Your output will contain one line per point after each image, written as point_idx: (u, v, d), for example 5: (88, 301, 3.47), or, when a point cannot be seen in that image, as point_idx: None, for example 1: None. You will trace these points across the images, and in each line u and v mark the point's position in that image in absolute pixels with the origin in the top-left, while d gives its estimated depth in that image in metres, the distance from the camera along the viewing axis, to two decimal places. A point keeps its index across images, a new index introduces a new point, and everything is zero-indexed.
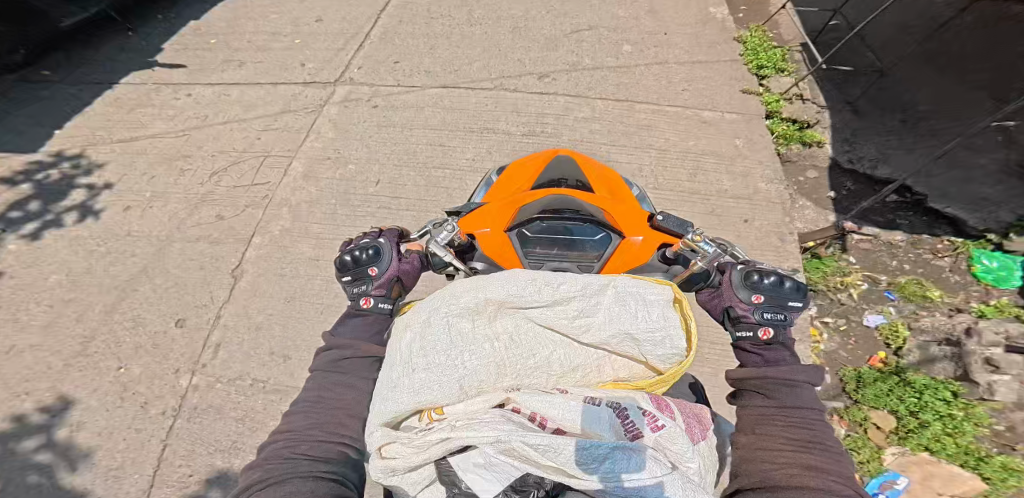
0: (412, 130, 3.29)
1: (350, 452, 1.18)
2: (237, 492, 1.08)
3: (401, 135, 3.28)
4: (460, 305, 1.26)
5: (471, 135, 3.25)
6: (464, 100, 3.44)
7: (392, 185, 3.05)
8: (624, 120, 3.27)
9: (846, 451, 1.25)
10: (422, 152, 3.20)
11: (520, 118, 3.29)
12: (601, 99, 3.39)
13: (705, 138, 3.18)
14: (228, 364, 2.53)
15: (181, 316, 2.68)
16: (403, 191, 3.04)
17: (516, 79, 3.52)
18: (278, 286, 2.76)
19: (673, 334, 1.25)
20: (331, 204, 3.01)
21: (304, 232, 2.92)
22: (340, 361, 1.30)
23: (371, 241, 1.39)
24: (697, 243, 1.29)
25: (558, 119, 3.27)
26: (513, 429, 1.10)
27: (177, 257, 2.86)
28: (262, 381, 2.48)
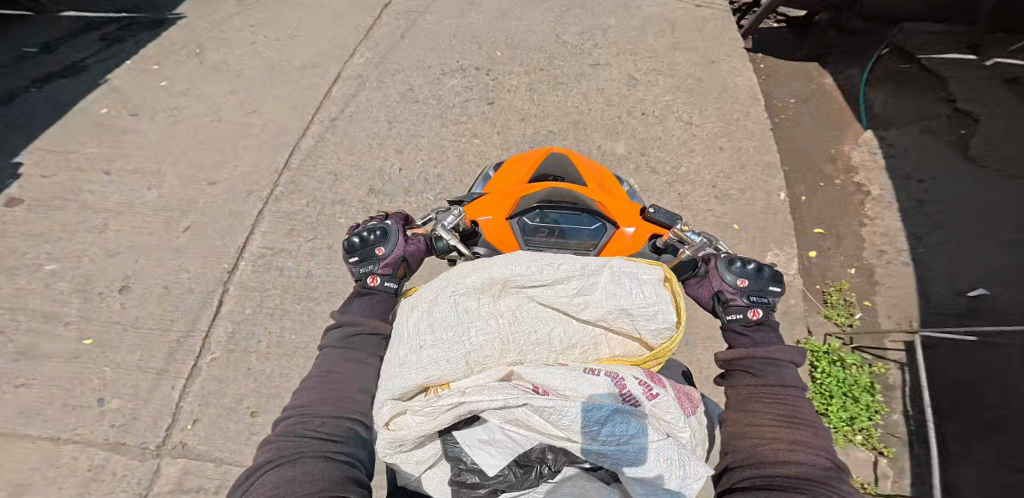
0: (413, 119, 3.42)
1: (358, 431, 1.30)
2: (253, 467, 1.20)
3: (403, 123, 3.40)
4: (466, 285, 1.35)
5: (470, 126, 3.38)
6: (464, 89, 3.56)
7: (395, 172, 3.19)
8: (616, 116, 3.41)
9: (826, 426, 1.32)
10: (423, 143, 3.34)
11: (516, 110, 3.43)
12: (594, 94, 3.52)
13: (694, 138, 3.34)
14: (236, 343, 2.68)
15: (189, 296, 2.79)
16: (405, 177, 3.19)
17: (514, 72, 3.64)
18: (284, 267, 2.89)
19: (665, 308, 1.33)
20: (336, 190, 3.14)
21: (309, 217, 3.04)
22: (350, 338, 1.40)
23: (379, 224, 1.47)
24: (686, 233, 1.45)
25: (552, 114, 3.41)
26: (519, 393, 1.18)
27: (183, 237, 2.96)
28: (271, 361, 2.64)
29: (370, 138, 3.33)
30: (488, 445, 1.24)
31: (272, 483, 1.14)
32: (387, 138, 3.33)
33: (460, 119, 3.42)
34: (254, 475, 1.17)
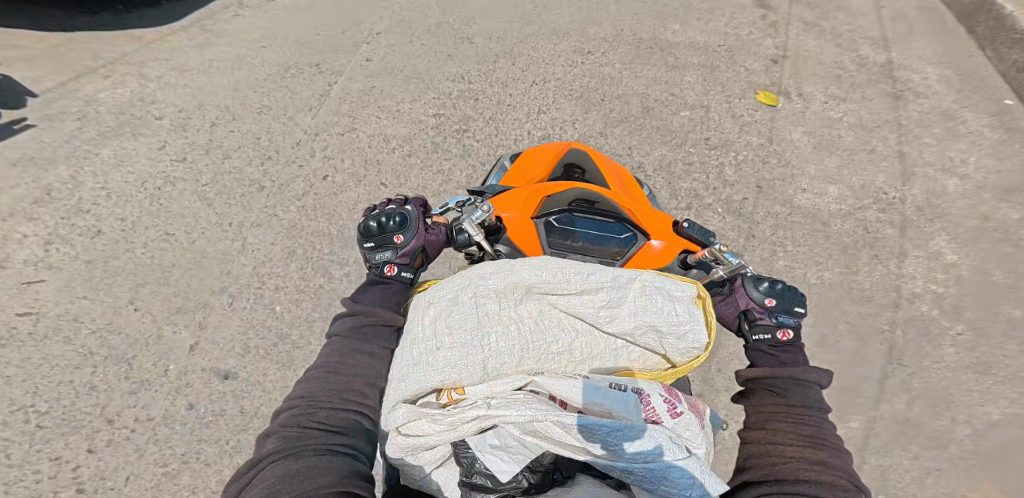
0: (364, 127, 3.41)
1: (367, 423, 1.23)
2: (252, 460, 1.12)
3: (355, 137, 3.36)
4: (488, 287, 1.30)
5: (421, 116, 3.47)
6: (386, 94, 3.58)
7: (371, 164, 3.26)
8: (536, 132, 3.46)
9: (847, 449, 1.28)
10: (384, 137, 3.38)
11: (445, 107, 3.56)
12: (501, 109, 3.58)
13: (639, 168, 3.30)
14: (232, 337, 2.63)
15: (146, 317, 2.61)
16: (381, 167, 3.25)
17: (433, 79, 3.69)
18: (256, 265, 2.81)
19: (696, 328, 1.26)
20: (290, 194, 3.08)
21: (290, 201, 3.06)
22: (363, 328, 1.34)
23: (397, 208, 1.40)
24: (724, 254, 1.32)
25: (479, 115, 3.53)
26: (546, 408, 1.13)
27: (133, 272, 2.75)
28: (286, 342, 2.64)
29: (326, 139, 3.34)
30: (501, 451, 1.20)
31: (273, 477, 1.06)
32: (329, 152, 3.28)
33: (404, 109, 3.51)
34: (254, 469, 1.09)
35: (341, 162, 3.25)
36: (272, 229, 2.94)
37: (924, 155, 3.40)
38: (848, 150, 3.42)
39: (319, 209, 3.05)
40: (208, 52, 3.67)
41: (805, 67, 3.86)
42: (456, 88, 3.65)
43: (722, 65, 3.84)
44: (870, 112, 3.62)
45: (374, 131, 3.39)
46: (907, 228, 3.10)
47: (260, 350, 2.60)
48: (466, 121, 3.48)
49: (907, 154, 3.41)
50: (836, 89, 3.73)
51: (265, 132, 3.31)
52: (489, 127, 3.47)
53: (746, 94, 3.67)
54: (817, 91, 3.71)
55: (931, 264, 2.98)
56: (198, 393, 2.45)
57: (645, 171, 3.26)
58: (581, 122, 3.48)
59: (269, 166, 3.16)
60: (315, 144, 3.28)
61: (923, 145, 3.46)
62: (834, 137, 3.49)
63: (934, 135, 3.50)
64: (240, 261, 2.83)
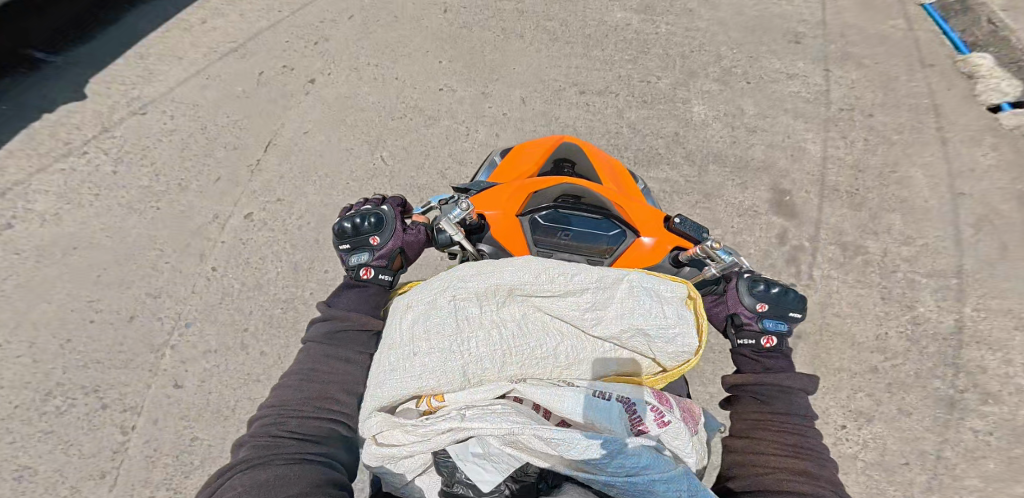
0: (358, 63, 2.85)
1: (343, 431, 1.18)
2: (221, 468, 1.07)
3: (348, 76, 2.81)
4: (468, 289, 1.24)
5: (426, 51, 2.90)
6: (387, 21, 2.97)
7: (364, 110, 2.73)
8: (565, 66, 2.88)
9: (833, 459, 1.27)
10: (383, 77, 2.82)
11: (457, 39, 2.95)
12: (527, 39, 2.96)
13: (682, 108, 2.78)
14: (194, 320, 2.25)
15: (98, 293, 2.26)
16: (373, 115, 2.72)
17: (446, 3, 3.05)
18: (223, 235, 2.41)
19: (685, 331, 1.20)
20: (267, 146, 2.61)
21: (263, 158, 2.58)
22: (337, 333, 1.28)
23: (373, 209, 1.34)
24: (715, 251, 1.24)
25: (497, 45, 2.93)
26: (523, 419, 1.08)
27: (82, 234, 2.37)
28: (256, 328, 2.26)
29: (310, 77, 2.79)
30: (482, 460, 1.13)
31: (241, 487, 1.01)
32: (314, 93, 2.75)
33: (408, 39, 2.93)
34: (220, 479, 1.04)
35: (324, 109, 2.72)
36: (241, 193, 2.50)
37: (965, 451, 2.10)
38: (934, 256, 2.42)
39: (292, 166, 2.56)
40: (46, 228, 2.37)
41: (846, 258, 2.42)
42: (476, 14, 3.03)
43: (756, 214, 2.52)
44: (922, 300, 2.33)
45: (368, 72, 2.83)
46: (916, 468, 2.10)
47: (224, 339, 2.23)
48: (482, 56, 2.90)
49: (951, 446, 2.11)
50: (918, 139, 2.67)
51: (109, 368, 2.16)
52: (507, 61, 2.88)
53: (807, 74, 2.88)
54: (900, 153, 2.65)
55: (1003, 280, 2.35)
56: (150, 432, 2.08)
57: (686, 116, 2.76)
58: (616, 55, 2.93)
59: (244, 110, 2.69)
60: (298, 84, 2.77)
61: (977, 417, 2.15)
62: (912, 110, 2.75)
63: (1000, 400, 2.17)
64: (108, 411, 2.09)
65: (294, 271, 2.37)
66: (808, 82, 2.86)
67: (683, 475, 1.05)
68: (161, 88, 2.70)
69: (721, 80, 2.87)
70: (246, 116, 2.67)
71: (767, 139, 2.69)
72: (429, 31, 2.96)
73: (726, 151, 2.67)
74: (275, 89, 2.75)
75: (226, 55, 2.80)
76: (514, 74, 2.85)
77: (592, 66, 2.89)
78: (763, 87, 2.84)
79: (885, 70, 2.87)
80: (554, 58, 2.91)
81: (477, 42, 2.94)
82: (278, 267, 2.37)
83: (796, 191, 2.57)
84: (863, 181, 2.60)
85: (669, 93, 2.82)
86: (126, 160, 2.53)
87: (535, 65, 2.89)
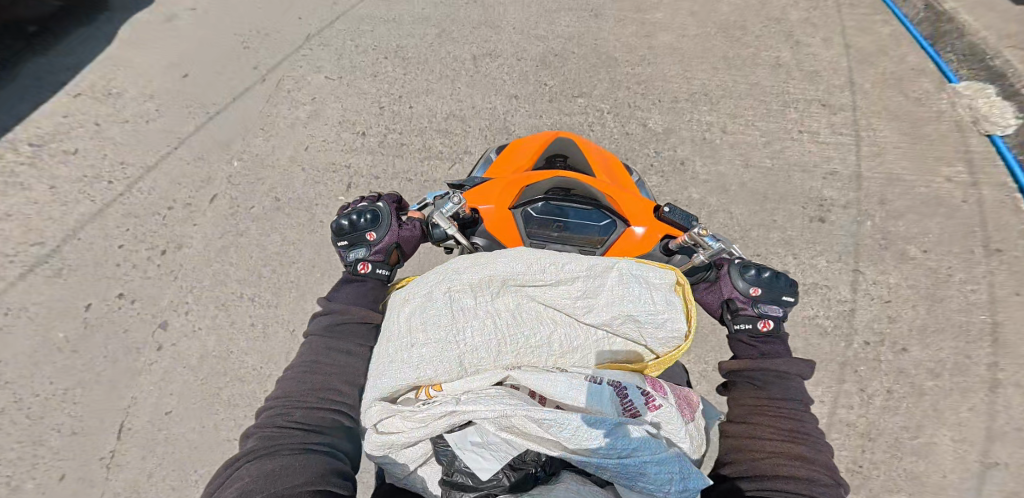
0: (364, 90, 3.06)
1: (345, 421, 1.21)
2: (228, 459, 1.10)
3: (355, 101, 3.03)
4: (462, 281, 1.27)
5: (427, 77, 3.10)
6: (391, 51, 3.19)
7: (369, 131, 2.91)
8: (557, 86, 3.06)
9: (829, 444, 1.28)
10: (386, 100, 3.02)
11: (457, 66, 3.14)
12: (522, 64, 3.15)
13: (667, 121, 2.95)
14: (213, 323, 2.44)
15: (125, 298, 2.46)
16: (378, 136, 2.89)
17: (446, 34, 3.26)
18: (239, 247, 2.59)
19: (674, 316, 1.24)
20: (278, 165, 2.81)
21: (277, 176, 2.77)
22: (337, 326, 1.32)
23: (369, 206, 1.40)
24: (703, 238, 1.27)
25: (493, 70, 3.12)
26: (514, 402, 1.11)
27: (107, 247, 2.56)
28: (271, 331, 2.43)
29: (320, 103, 3.01)
30: (482, 448, 1.17)
31: (248, 477, 1.04)
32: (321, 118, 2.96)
33: (411, 68, 3.13)
34: (227, 471, 1.07)
35: (333, 132, 2.91)
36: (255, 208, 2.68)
37: (948, 444, 2.18)
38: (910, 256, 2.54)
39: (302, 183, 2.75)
40: (77, 242, 2.57)
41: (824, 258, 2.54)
42: (475, 42, 3.23)
43: (740, 215, 2.65)
44: (901, 297, 2.44)
45: (372, 98, 3.03)
46: (898, 458, 2.18)
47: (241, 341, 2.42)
48: (480, 81, 3.08)
49: (931, 435, 2.20)
50: (891, 149, 2.83)
51: (138, 366, 2.35)
52: (503, 85, 3.06)
53: (784, 88, 3.06)
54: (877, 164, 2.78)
55: (980, 281, 2.46)
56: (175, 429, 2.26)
57: (672, 129, 2.92)
58: (606, 75, 3.11)
59: (256, 133, 2.90)
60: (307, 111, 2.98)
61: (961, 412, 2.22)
62: (884, 121, 2.93)
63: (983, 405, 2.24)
64: (137, 407, 2.28)
65: (251, 375, 2.36)
66: (820, 208, 2.68)
67: (674, 456, 1.07)
68: (182, 116, 2.93)
69: (719, 131, 2.90)
70: (260, 139, 2.88)
71: (748, 149, 2.84)
72: (430, 60, 3.16)
73: (709, 158, 2.81)
74: (248, 244, 2.59)
75: (242, 86, 3.04)
76: (510, 95, 3.02)
77: (583, 86, 3.06)
78: (742, 101, 3.01)
79: (900, 114, 2.94)
80: (548, 80, 3.08)
81: (475, 68, 3.13)
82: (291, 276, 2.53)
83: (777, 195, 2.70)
84: (878, 252, 2.56)
85: (657, 106, 2.99)
86: (147, 177, 2.72)
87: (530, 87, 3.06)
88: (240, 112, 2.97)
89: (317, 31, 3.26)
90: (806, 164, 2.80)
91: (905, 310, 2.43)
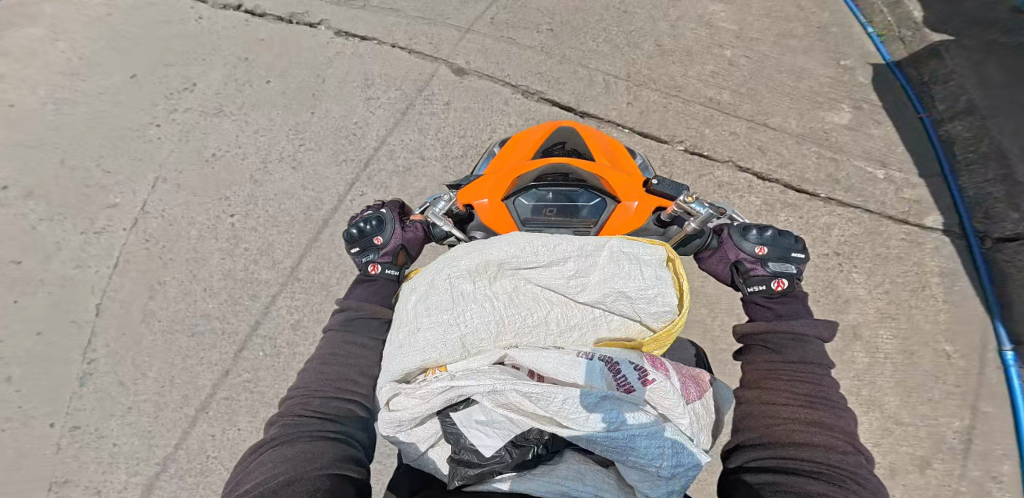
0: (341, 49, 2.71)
1: (360, 411, 1.30)
2: (257, 444, 1.22)
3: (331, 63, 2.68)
4: (461, 268, 1.32)
5: (410, 28, 2.74)
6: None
7: (355, 98, 2.62)
8: (555, 33, 2.73)
9: (850, 408, 1.23)
10: (367, 59, 2.69)
11: (443, 12, 2.77)
12: (511, 6, 2.78)
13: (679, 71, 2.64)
14: (212, 320, 2.30)
15: (116, 303, 2.32)
16: (366, 104, 2.62)
17: None
18: (232, 240, 2.40)
19: (666, 290, 1.26)
20: (261, 145, 2.55)
21: (263, 157, 2.53)
22: (351, 321, 1.42)
23: (374, 213, 1.50)
24: (690, 205, 1.31)
25: (482, 17, 2.76)
26: (505, 377, 1.16)
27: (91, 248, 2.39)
28: (273, 328, 2.28)
29: (293, 69, 2.68)
30: (485, 425, 1.21)
31: (270, 461, 1.15)
32: (299, 88, 2.65)
33: (391, 17, 2.76)
34: (255, 454, 1.19)
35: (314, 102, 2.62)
36: (245, 195, 2.47)
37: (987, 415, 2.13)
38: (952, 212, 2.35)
39: (295, 165, 2.52)
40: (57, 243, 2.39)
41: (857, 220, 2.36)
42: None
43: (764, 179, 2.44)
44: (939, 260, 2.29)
45: (352, 55, 2.70)
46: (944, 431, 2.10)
47: (242, 339, 2.27)
48: (471, 29, 2.73)
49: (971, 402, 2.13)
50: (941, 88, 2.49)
51: (140, 372, 2.23)
52: (495, 35, 2.72)
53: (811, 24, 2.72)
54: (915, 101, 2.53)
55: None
56: (185, 435, 2.17)
57: (687, 78, 2.62)
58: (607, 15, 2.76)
59: (234, 109, 2.62)
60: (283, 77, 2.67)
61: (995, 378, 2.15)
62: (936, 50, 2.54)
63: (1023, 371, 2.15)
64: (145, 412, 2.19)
65: (256, 375, 2.23)
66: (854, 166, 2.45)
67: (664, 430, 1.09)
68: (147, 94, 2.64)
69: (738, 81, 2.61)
70: (234, 116, 2.60)
71: (773, 99, 2.56)
72: (412, 6, 2.78)
73: (731, 112, 2.54)
74: (240, 236, 2.40)
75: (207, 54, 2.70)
76: (506, 47, 2.70)
77: (583, 32, 2.73)
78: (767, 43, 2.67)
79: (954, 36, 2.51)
80: (541, 27, 2.74)
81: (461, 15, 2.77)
82: (285, 264, 2.36)
83: (807, 153, 2.47)
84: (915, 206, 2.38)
85: (668, 55, 2.68)
86: (126, 169, 2.52)
87: (523, 37, 2.73)
88: (209, 85, 2.65)
89: (215, 193, 2.47)
90: (836, 113, 2.53)
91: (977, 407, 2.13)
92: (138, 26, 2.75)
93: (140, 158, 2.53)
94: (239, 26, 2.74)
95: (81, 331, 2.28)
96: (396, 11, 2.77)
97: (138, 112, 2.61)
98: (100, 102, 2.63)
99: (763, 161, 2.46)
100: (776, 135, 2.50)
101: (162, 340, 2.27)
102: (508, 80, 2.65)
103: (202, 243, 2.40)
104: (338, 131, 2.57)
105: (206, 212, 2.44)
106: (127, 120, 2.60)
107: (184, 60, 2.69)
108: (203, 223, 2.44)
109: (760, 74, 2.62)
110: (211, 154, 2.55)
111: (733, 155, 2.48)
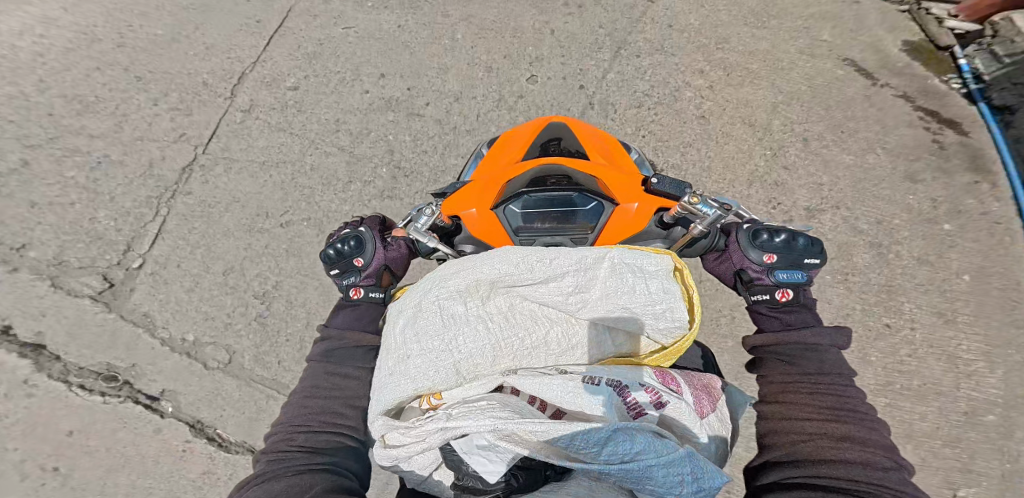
0: (316, 63, 2.62)
1: (350, 442, 1.20)
2: (238, 485, 1.11)
3: (308, 79, 2.60)
4: (449, 288, 1.20)
5: (385, 39, 2.65)
6: (338, 11, 2.72)
7: (333, 113, 2.53)
8: (534, 34, 2.63)
9: (880, 419, 1.14)
10: (343, 74, 2.60)
11: (418, 20, 2.69)
12: (488, 12, 2.69)
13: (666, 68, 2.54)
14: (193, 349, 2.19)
15: (84, 337, 2.17)
16: (344, 117, 2.52)
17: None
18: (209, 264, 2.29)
19: (675, 305, 1.16)
20: (236, 165, 2.44)
21: (238, 177, 2.42)
22: (333, 352, 1.32)
23: (352, 231, 1.40)
24: (696, 205, 1.20)
25: (460, 23, 2.67)
26: (506, 414, 1.05)
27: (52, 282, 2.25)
28: (261, 351, 2.19)
29: (269, 87, 2.58)
30: (487, 450, 1.09)
31: None
32: (274, 105, 2.55)
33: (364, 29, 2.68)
34: (238, 493, 1.08)
35: (292, 120, 2.52)
36: (221, 217, 2.36)
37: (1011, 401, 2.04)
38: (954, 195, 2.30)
39: (273, 184, 2.40)
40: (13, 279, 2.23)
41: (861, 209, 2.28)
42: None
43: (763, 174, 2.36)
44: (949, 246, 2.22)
45: (328, 70, 2.61)
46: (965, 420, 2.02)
47: (227, 368, 2.16)
48: (447, 36, 2.65)
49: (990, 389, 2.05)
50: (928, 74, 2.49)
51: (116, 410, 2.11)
52: (474, 41, 2.64)
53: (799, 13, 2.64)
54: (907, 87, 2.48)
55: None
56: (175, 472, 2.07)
57: (674, 75, 2.53)
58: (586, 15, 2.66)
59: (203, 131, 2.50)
60: (256, 96, 2.56)
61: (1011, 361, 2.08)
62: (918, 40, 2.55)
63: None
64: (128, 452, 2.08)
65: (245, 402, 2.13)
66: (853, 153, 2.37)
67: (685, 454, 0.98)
68: (112, 119, 2.52)
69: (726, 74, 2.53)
70: (206, 136, 2.49)
71: (764, 92, 2.48)
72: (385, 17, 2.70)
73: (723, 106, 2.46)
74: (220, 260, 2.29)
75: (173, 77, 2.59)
76: (485, 53, 2.61)
77: (565, 34, 2.63)
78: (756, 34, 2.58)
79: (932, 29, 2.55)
80: (521, 30, 2.65)
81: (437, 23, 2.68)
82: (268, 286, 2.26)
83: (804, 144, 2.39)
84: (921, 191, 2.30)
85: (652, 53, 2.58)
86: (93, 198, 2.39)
87: (503, 40, 2.64)
88: (177, 108, 2.54)
89: (188, 218, 2.36)
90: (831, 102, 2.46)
91: (1000, 394, 2.05)
92: (98, 52, 2.63)
93: (104, 184, 2.40)
94: (209, 49, 2.64)
95: (36, 388, 2.11)
96: (369, 24, 2.68)
97: (100, 139, 2.48)
98: (59, 130, 2.49)
99: (759, 155, 2.38)
100: (770, 127, 2.42)
101: (129, 392, 2.13)
102: (492, 85, 2.55)
103: (179, 270, 2.28)
104: (319, 146, 2.46)
105: (181, 239, 2.32)
106: (90, 148, 2.46)
107: (150, 84, 2.57)
108: (178, 250, 2.32)
109: (748, 68, 2.55)
110: (180, 177, 2.42)
111: (727, 150, 2.40)
